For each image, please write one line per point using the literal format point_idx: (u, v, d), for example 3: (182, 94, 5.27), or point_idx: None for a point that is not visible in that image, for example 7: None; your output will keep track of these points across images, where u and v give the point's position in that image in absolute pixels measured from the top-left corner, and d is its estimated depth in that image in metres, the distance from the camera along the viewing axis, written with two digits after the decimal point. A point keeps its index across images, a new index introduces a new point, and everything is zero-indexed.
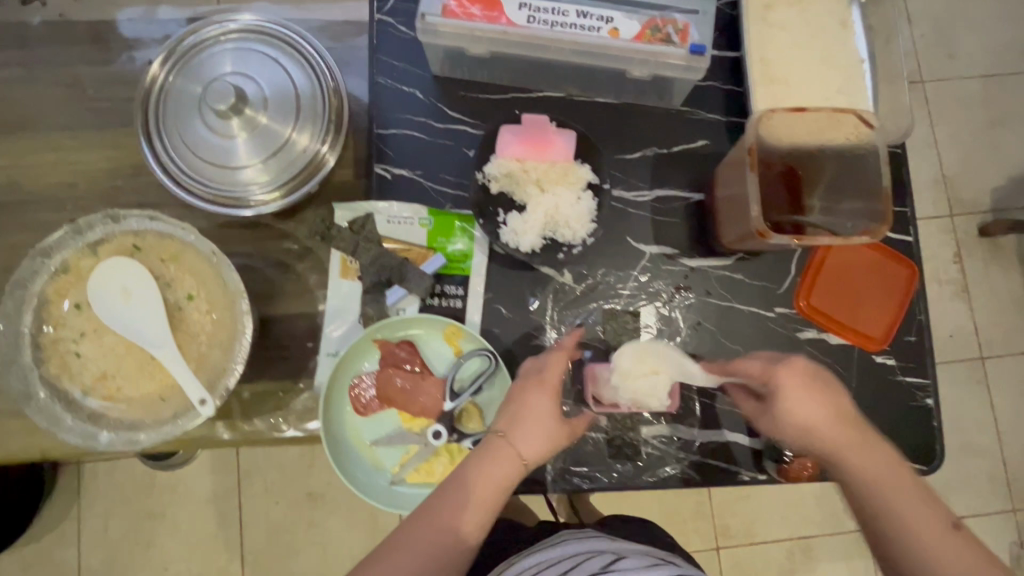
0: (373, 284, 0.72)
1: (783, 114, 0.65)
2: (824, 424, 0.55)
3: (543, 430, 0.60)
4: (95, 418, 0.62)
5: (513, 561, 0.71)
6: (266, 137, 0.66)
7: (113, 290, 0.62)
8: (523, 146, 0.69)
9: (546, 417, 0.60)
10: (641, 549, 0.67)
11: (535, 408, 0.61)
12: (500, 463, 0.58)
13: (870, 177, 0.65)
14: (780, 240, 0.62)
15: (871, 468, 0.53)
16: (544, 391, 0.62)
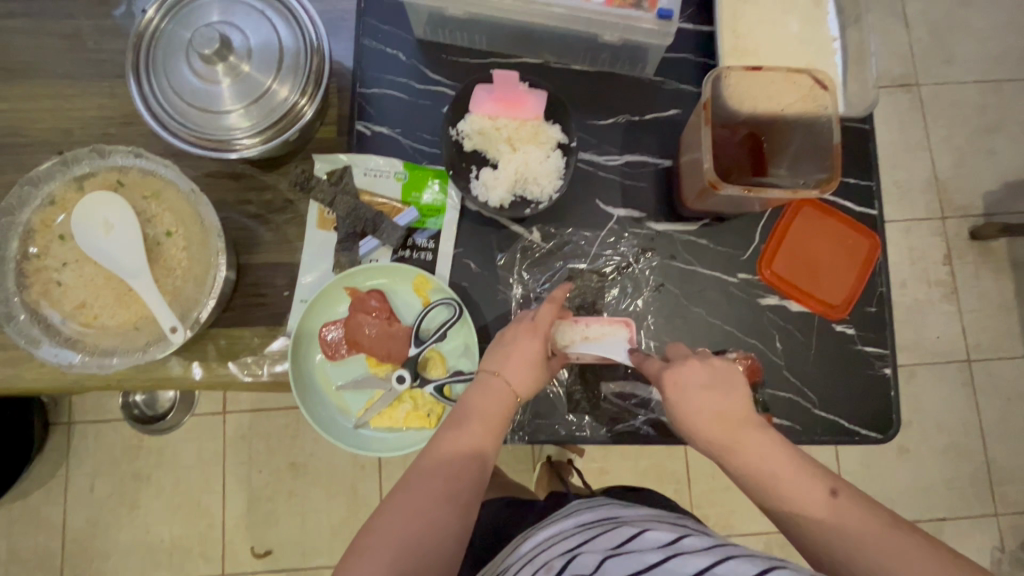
0: (347, 234, 0.75)
1: (739, 73, 0.66)
2: (701, 417, 0.56)
3: (533, 369, 0.66)
4: (72, 343, 0.64)
5: (524, 536, 0.71)
6: (249, 85, 0.70)
7: (95, 221, 0.65)
8: (495, 104, 0.72)
9: (535, 358, 0.66)
10: (654, 516, 0.69)
11: (525, 350, 0.66)
12: (496, 399, 0.64)
13: (825, 140, 0.66)
14: (733, 191, 0.62)
15: (742, 453, 0.54)
16: (532, 335, 0.66)
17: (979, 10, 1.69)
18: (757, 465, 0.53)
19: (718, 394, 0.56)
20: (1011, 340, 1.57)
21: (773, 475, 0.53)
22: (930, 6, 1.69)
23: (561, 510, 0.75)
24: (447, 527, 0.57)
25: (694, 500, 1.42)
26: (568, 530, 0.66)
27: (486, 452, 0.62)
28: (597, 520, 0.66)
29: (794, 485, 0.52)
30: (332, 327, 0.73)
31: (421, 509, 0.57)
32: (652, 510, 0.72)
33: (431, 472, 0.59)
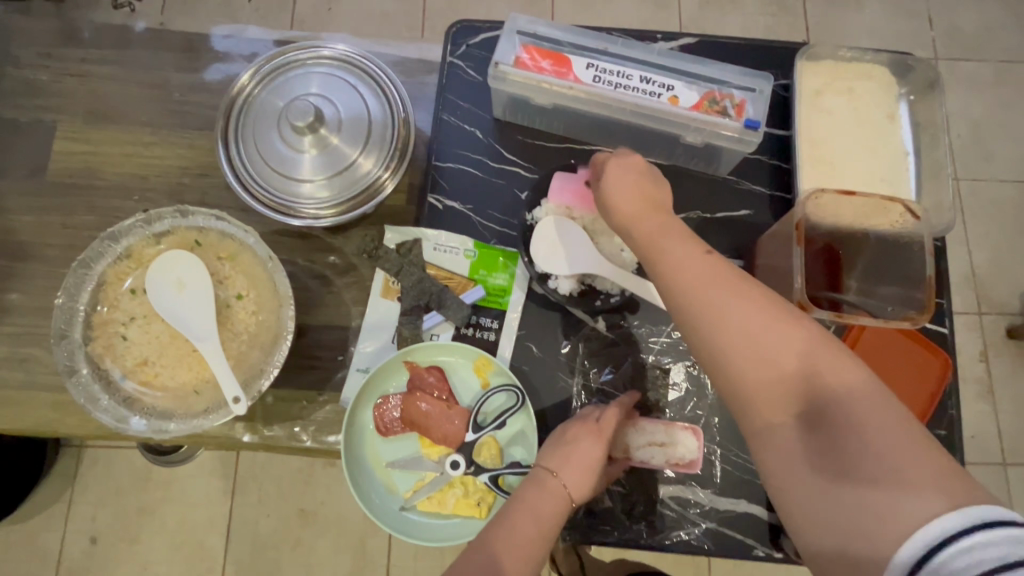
0: (411, 308, 0.74)
1: (832, 195, 0.66)
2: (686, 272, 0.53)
3: (593, 474, 0.63)
4: (129, 401, 0.63)
5: None
6: (334, 156, 0.71)
7: (169, 280, 0.64)
8: (575, 195, 0.73)
9: (596, 461, 0.63)
10: None
11: (585, 451, 0.63)
12: (552, 501, 0.61)
13: (910, 267, 0.66)
14: (823, 314, 0.63)
15: (714, 297, 0.51)
16: (596, 437, 0.64)
17: (1018, 112, 1.72)
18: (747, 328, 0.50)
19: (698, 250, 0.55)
20: None
21: (815, 367, 0.47)
22: (970, 105, 1.73)
23: None
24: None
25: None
26: None
27: (536, 560, 0.58)
28: None
29: (853, 392, 0.45)
30: (390, 400, 0.71)
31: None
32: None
33: (479, 572, 0.56)
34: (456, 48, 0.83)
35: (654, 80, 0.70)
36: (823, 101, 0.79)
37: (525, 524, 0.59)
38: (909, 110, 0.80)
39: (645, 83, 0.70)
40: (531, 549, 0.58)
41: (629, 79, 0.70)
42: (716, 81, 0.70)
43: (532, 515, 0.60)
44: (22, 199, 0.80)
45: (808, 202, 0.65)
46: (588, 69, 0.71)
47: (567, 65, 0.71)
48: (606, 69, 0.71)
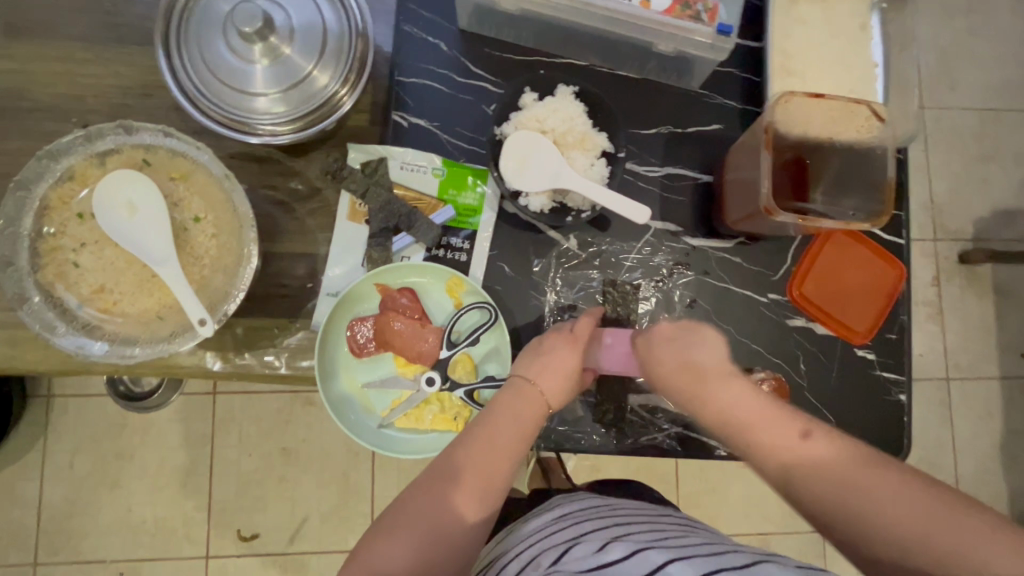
0: (379, 230, 0.72)
1: (801, 99, 0.65)
2: (670, 369, 0.61)
3: (569, 381, 0.65)
4: (89, 329, 0.61)
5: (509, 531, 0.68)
6: (288, 68, 0.66)
7: (119, 201, 0.61)
8: (544, 112, 0.70)
9: (572, 368, 0.65)
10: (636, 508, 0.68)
11: (561, 360, 0.65)
12: (529, 404, 0.63)
13: (875, 171, 0.67)
14: (787, 218, 0.63)
15: (697, 397, 0.59)
16: (573, 345, 0.66)
17: (986, 38, 1.73)
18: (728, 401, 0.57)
19: (682, 346, 0.62)
20: (987, 362, 1.64)
21: (740, 416, 0.56)
22: (941, 31, 1.72)
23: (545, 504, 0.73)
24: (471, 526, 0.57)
25: (681, 499, 1.46)
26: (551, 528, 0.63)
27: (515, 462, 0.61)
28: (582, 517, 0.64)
29: (770, 428, 0.54)
30: (363, 322, 0.71)
31: (441, 508, 0.55)
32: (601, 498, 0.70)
33: (463, 468, 0.58)
34: None
35: None
36: (797, 10, 0.77)
37: (503, 431, 0.61)
38: (882, 20, 0.78)
39: None
40: (510, 451, 0.60)
41: None
42: None
43: (508, 423, 0.61)
44: None
45: (777, 107, 0.65)
46: None
47: None
48: None
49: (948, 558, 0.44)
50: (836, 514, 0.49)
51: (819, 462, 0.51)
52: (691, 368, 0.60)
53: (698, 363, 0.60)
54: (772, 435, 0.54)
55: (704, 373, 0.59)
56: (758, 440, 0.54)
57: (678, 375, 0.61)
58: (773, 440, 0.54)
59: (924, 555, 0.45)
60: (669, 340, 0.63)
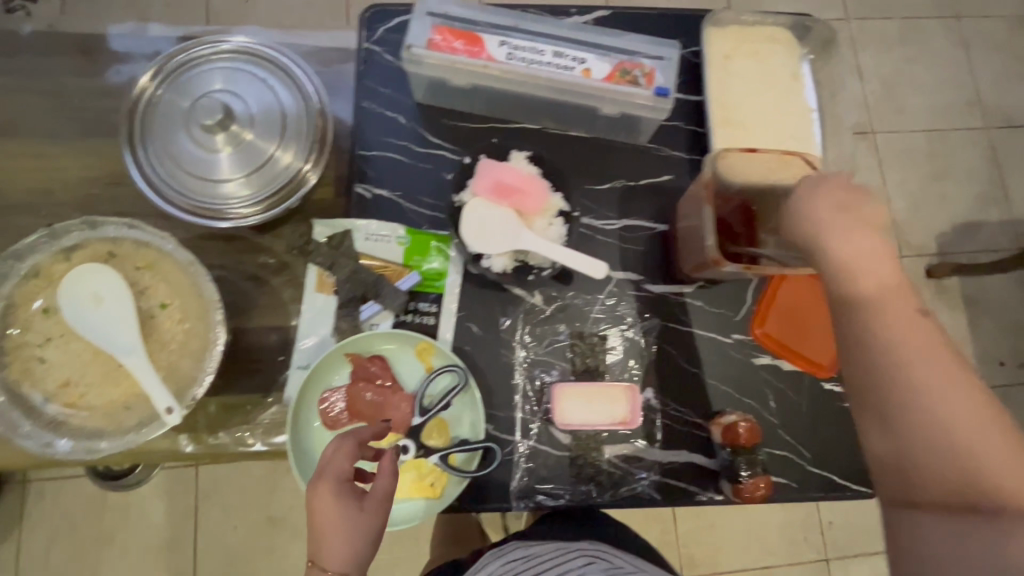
0: (347, 299, 0.74)
1: (736, 152, 0.70)
2: (845, 233, 0.53)
3: (340, 532, 0.58)
4: (55, 425, 0.61)
5: None
6: (250, 153, 0.69)
7: (85, 294, 0.62)
8: (498, 183, 0.72)
9: (336, 519, 0.57)
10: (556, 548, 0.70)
11: (328, 488, 0.59)
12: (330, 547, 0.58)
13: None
14: (733, 267, 0.67)
15: (864, 260, 0.52)
16: (327, 477, 0.59)
17: (924, 65, 1.84)
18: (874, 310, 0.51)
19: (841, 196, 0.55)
20: None
21: (879, 295, 0.51)
22: (882, 61, 1.83)
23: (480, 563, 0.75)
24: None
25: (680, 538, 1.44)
26: None
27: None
28: None
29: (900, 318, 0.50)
30: (333, 394, 0.71)
31: None
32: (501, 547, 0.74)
33: None
34: (371, 33, 0.82)
35: (566, 54, 0.71)
36: (731, 65, 0.83)
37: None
38: (812, 68, 0.84)
39: (557, 58, 0.71)
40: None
41: (541, 54, 0.71)
42: (626, 52, 0.72)
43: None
44: None
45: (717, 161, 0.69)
46: (501, 46, 0.71)
47: (480, 44, 0.71)
48: (519, 46, 0.71)
49: (979, 488, 0.46)
50: (919, 423, 0.48)
51: (935, 385, 0.48)
52: (844, 248, 0.53)
53: (865, 238, 0.53)
54: (896, 337, 0.50)
55: (878, 259, 0.52)
56: (877, 335, 0.50)
57: (836, 250, 0.54)
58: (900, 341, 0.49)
59: (945, 486, 0.47)
60: (820, 229, 0.55)
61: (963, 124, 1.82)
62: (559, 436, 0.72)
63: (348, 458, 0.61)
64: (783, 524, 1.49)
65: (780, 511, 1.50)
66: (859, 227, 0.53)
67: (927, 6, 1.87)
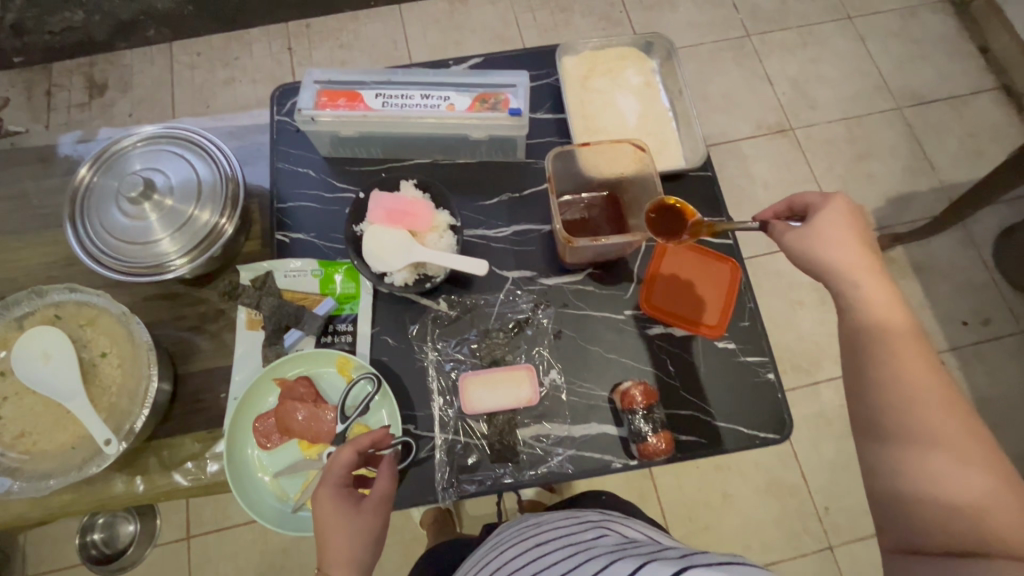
0: (273, 330, 0.82)
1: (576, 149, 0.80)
2: (862, 276, 0.64)
3: (342, 534, 0.67)
4: (11, 472, 0.69)
5: (467, 564, 0.78)
6: (172, 217, 0.81)
7: (34, 353, 0.71)
8: (390, 212, 0.82)
9: (334, 522, 0.67)
10: (562, 515, 0.76)
11: (329, 502, 0.68)
12: (336, 550, 0.67)
13: (651, 188, 0.79)
14: (584, 244, 0.75)
15: (881, 302, 0.63)
16: (327, 488, 0.69)
17: (828, 63, 1.99)
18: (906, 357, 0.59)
19: (848, 247, 0.65)
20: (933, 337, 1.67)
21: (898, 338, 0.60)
22: (788, 66, 1.99)
23: (494, 535, 0.82)
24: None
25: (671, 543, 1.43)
26: (489, 559, 0.72)
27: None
28: (509, 543, 0.72)
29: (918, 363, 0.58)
30: (264, 418, 0.78)
31: None
32: (514, 520, 0.82)
33: None
34: (281, 107, 0.96)
35: (432, 95, 0.84)
36: (590, 83, 0.95)
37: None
38: (662, 76, 0.97)
39: (425, 99, 0.84)
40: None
41: (411, 98, 0.84)
42: (484, 84, 0.85)
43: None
44: None
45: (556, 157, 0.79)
46: (377, 97, 0.84)
47: (359, 98, 0.84)
48: (391, 94, 0.84)
49: (978, 518, 0.50)
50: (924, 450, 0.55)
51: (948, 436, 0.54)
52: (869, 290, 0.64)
53: (863, 278, 0.64)
54: (910, 379, 0.57)
55: (875, 306, 0.62)
56: (888, 348, 0.60)
57: (863, 286, 0.64)
58: (917, 381, 0.57)
59: (947, 510, 0.52)
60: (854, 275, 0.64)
61: (877, 108, 1.94)
62: (472, 423, 0.79)
63: (342, 468, 0.70)
64: (777, 516, 1.47)
65: (769, 502, 1.48)
66: (874, 275, 0.64)
67: (820, 13, 2.05)
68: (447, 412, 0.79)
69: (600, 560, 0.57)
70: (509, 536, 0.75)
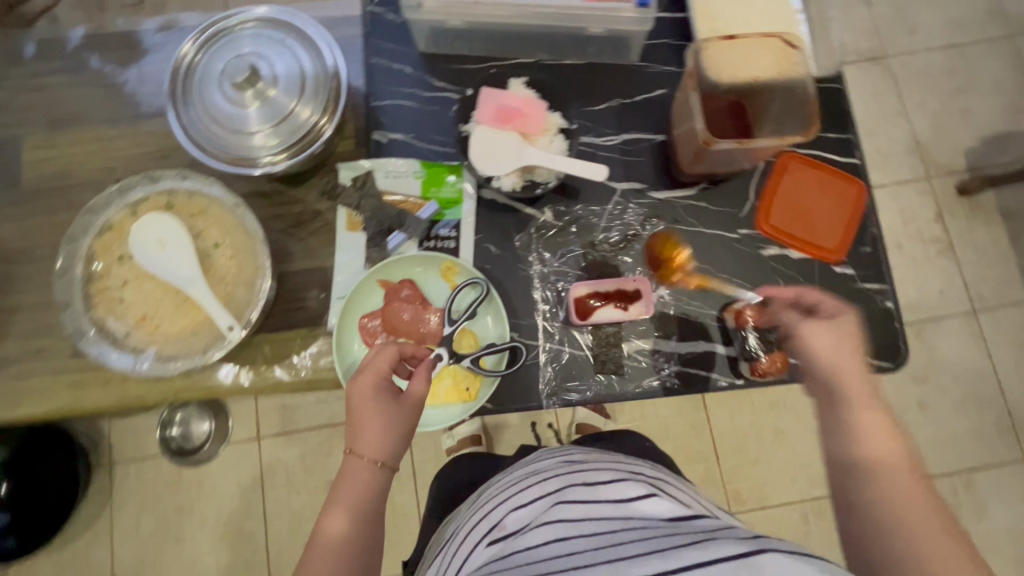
0: (376, 233, 0.81)
1: (718, 44, 0.71)
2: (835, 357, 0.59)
3: (382, 420, 0.64)
4: (137, 351, 0.70)
5: (490, 482, 0.73)
6: (273, 108, 0.77)
7: (150, 240, 0.71)
8: (501, 111, 0.77)
9: (375, 412, 0.64)
10: (609, 458, 0.69)
11: (361, 390, 0.65)
12: (367, 439, 0.63)
13: (799, 92, 0.71)
14: (726, 147, 0.68)
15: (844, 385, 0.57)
16: (368, 376, 0.65)
17: None
18: (885, 462, 0.52)
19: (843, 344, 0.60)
20: (1011, 287, 1.46)
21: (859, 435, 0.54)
22: None
23: (529, 457, 0.75)
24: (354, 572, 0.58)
25: (711, 476, 1.43)
26: (525, 480, 0.64)
27: (371, 510, 0.62)
28: (552, 470, 0.65)
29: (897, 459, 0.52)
30: (371, 317, 0.79)
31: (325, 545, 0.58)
32: (547, 450, 0.74)
33: (348, 481, 0.62)
34: None
35: None
36: None
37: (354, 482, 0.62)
38: None
39: None
40: (362, 502, 0.61)
41: None
42: None
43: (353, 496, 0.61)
44: (4, 212, 0.86)
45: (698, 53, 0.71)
46: None
47: None
48: None
49: None
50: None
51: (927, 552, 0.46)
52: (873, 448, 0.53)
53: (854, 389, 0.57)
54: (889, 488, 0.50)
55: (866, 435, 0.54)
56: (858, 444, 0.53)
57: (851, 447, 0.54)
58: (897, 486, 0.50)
59: None
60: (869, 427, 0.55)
61: (985, 35, 1.62)
62: (578, 335, 0.78)
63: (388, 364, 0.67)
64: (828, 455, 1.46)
65: None
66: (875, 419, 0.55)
67: None
68: (551, 323, 0.78)
69: (652, 551, 0.47)
70: (549, 461, 0.68)
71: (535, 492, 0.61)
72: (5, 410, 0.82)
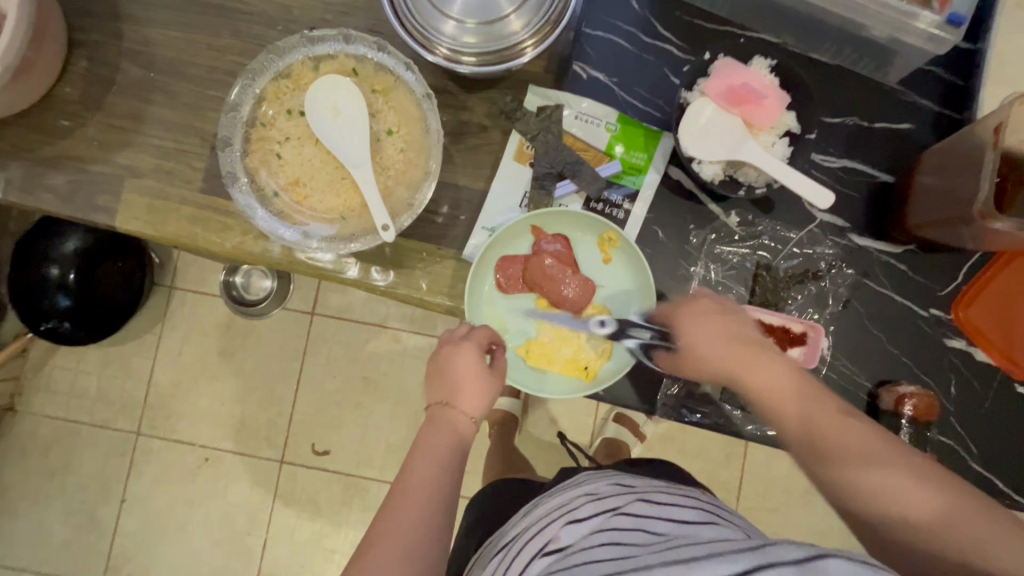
0: (544, 174, 0.74)
1: None
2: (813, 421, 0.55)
3: (477, 382, 0.63)
4: (282, 216, 0.67)
5: (537, 500, 0.71)
6: (487, 3, 0.69)
7: (326, 104, 0.65)
8: (737, 90, 0.68)
9: (472, 377, 0.63)
10: (661, 485, 0.67)
11: (461, 358, 0.64)
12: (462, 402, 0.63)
13: None
14: (1002, 228, 0.58)
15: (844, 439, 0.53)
16: (467, 345, 0.65)
17: None
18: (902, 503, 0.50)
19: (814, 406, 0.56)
20: None
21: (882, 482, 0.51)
22: None
23: (568, 479, 0.74)
24: (430, 529, 0.56)
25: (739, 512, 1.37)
26: (577, 500, 0.63)
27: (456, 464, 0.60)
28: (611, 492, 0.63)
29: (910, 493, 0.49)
30: (512, 263, 0.74)
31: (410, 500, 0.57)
32: (603, 472, 0.72)
33: (433, 442, 0.60)
34: None
35: None
36: None
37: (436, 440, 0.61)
38: None
39: None
40: (446, 458, 0.60)
41: None
42: None
43: (432, 454, 0.60)
44: (167, 15, 0.81)
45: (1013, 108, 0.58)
46: None
47: None
48: None
49: None
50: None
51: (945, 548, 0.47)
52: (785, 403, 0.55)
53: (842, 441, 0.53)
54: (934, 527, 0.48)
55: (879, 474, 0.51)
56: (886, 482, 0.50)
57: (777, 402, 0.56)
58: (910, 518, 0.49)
59: None
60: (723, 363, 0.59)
61: None
62: None
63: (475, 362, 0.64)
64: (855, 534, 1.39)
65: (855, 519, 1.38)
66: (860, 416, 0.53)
67: None
68: None
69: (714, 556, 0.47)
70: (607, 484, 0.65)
71: (594, 507, 0.60)
72: (123, 220, 0.80)
